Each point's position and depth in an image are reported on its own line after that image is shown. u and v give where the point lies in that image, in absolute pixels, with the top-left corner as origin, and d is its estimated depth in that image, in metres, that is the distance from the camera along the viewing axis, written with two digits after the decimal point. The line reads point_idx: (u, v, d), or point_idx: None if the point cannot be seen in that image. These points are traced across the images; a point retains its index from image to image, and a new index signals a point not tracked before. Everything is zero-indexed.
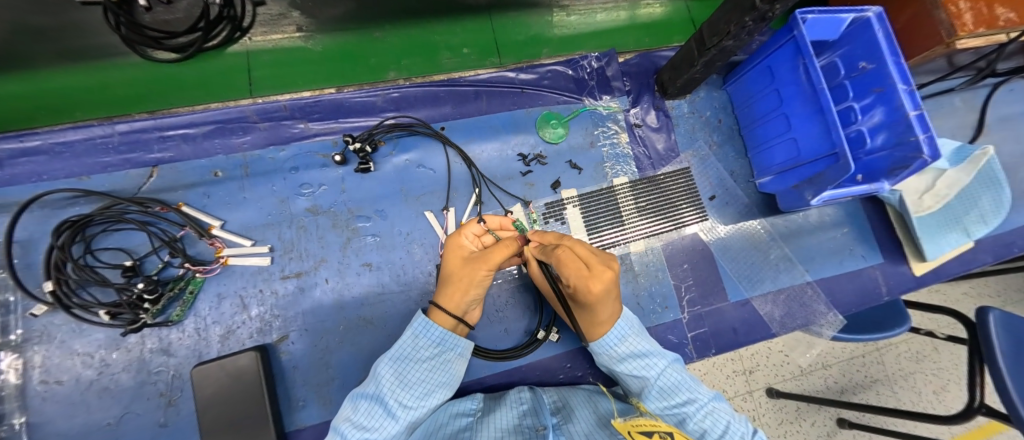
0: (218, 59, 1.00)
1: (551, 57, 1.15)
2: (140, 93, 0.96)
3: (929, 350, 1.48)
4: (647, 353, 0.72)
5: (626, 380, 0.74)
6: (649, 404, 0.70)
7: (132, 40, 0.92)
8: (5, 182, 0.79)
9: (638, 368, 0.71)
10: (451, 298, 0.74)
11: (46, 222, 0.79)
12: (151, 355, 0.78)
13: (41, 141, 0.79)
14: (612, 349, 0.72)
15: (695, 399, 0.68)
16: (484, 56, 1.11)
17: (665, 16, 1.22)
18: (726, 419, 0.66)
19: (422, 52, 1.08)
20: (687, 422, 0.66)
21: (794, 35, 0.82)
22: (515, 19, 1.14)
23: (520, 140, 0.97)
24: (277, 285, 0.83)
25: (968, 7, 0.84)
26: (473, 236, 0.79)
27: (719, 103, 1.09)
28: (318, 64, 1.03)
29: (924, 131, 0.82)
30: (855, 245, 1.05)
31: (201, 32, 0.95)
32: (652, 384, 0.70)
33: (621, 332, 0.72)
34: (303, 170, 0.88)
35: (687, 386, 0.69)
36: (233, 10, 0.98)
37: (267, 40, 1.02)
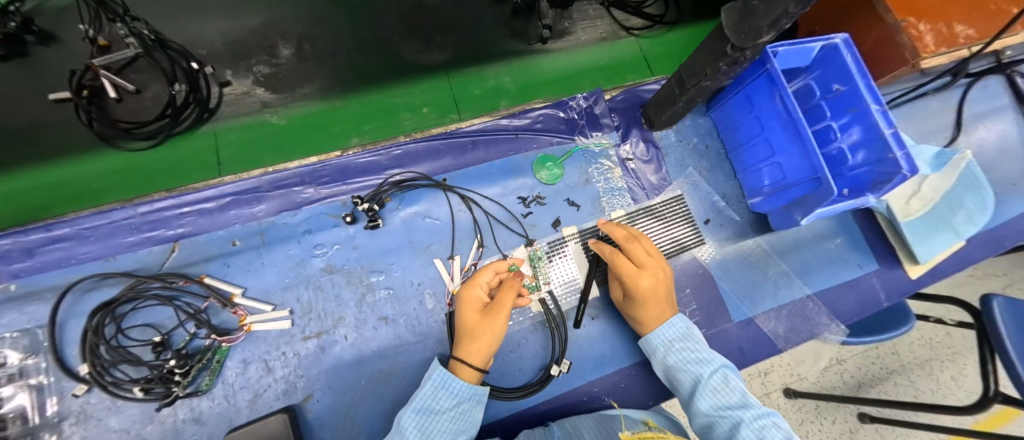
0: (187, 142, 1.03)
1: (510, 108, 1.17)
2: (107, 183, 0.97)
3: (942, 336, 1.50)
4: (705, 352, 0.75)
5: (680, 378, 0.77)
6: (699, 401, 0.70)
7: (104, 133, 0.98)
8: (39, 269, 0.84)
9: (689, 363, 0.75)
10: (474, 352, 0.77)
11: (78, 303, 0.83)
12: (183, 426, 0.81)
13: (69, 228, 0.84)
14: (665, 341, 0.79)
15: (752, 408, 0.64)
16: (444, 114, 1.13)
17: (620, 56, 1.27)
18: (785, 435, 0.60)
19: (383, 117, 1.11)
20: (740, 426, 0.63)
21: (768, 68, 0.87)
22: (473, 74, 1.19)
23: (519, 184, 1.02)
24: (299, 346, 0.87)
25: (928, 29, 0.88)
26: (486, 285, 0.85)
27: (705, 129, 1.14)
28: (281, 138, 1.05)
29: (900, 148, 0.86)
30: (849, 254, 1.09)
31: (170, 118, 1.02)
32: (704, 379, 0.71)
33: (676, 329, 0.79)
34: (315, 232, 0.92)
35: (742, 392, 0.68)
36: (199, 94, 1.04)
37: (229, 121, 1.06)
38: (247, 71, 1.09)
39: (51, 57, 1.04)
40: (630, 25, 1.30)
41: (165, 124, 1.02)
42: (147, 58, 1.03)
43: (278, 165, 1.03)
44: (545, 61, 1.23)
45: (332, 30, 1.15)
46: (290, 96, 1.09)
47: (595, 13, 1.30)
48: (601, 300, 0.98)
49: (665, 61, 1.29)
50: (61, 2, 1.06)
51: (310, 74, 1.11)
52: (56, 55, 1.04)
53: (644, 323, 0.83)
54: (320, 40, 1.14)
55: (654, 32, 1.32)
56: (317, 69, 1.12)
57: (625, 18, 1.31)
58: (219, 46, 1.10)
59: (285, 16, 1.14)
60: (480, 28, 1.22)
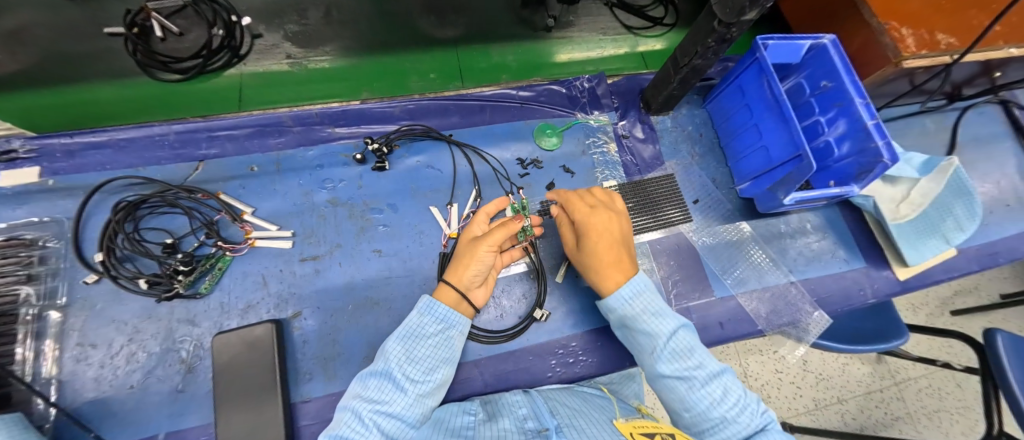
0: (214, 80, 1.16)
1: (509, 82, 1.30)
2: (142, 107, 1.10)
3: (951, 386, 1.45)
4: (661, 313, 0.73)
5: (639, 340, 0.75)
6: (661, 365, 0.70)
7: (146, 64, 1.12)
8: (78, 170, 0.93)
9: (652, 326, 0.72)
10: (458, 274, 0.81)
11: (104, 204, 0.91)
12: (177, 325, 0.85)
13: (110, 137, 0.94)
14: (629, 304, 0.74)
15: (707, 367, 0.69)
16: (448, 80, 1.26)
17: (616, 52, 1.40)
18: (736, 393, 0.67)
19: (392, 78, 1.23)
20: (696, 388, 0.67)
21: (757, 57, 0.94)
22: (479, 50, 1.31)
23: (519, 147, 1.09)
24: (295, 266, 0.92)
25: (909, 34, 0.96)
26: (484, 222, 0.87)
27: (700, 119, 1.20)
28: (301, 85, 1.19)
29: (882, 138, 0.91)
30: (836, 249, 1.11)
31: (203, 58, 1.14)
32: (665, 345, 0.71)
33: (638, 287, 0.75)
34: (326, 168, 1.00)
35: (698, 352, 0.71)
36: (233, 40, 1.17)
37: (257, 66, 1.19)
38: (278, 27, 1.23)
39: (112, 0, 1.18)
40: (631, 24, 1.43)
41: (198, 63, 1.14)
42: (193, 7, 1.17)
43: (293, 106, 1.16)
44: (548, 46, 1.35)
45: (359, 1, 1.29)
46: (312, 51, 1.22)
47: (598, 11, 1.43)
48: None
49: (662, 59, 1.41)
50: None
51: (332, 35, 1.25)
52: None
53: (608, 282, 0.78)
54: (346, 7, 1.28)
55: (652, 33, 1.44)
56: (339, 32, 1.25)
57: (626, 18, 1.44)
58: (257, 4, 1.24)
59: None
60: (492, 12, 1.35)
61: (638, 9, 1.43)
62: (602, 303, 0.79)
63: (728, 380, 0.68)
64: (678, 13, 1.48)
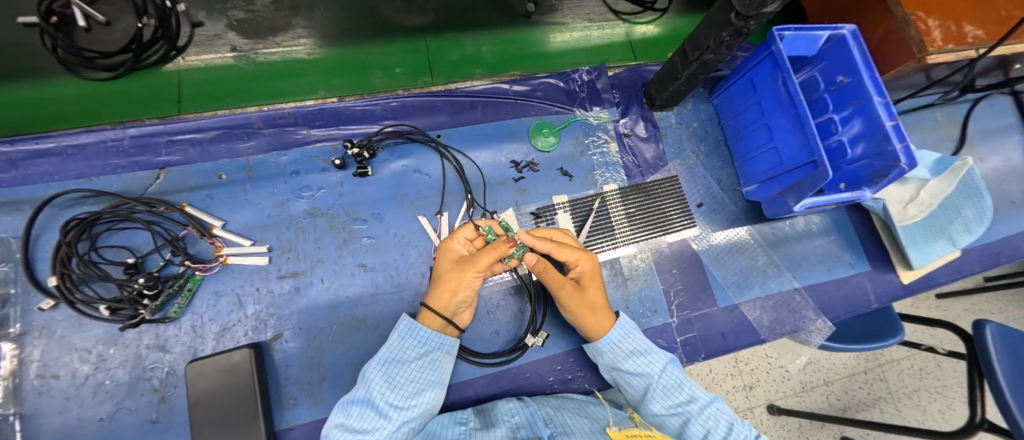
0: (151, 77, 1.05)
1: (484, 77, 1.19)
2: (71, 110, 1.00)
3: (931, 366, 1.47)
4: (648, 350, 0.74)
5: (629, 381, 0.75)
6: (653, 404, 0.71)
7: (68, 60, 0.98)
8: (20, 181, 0.83)
9: (643, 366, 0.73)
10: (440, 298, 0.75)
11: (55, 219, 0.82)
12: (147, 351, 0.79)
13: (55, 143, 0.83)
14: (616, 347, 0.75)
15: (697, 398, 0.70)
16: (415, 75, 1.16)
17: (601, 41, 1.29)
18: (727, 420, 0.68)
19: (353, 73, 1.13)
20: (690, 422, 0.67)
21: (772, 50, 0.86)
22: (451, 40, 1.20)
23: (513, 149, 1.01)
24: (273, 284, 0.85)
25: (936, 25, 0.88)
26: (465, 240, 0.81)
27: (706, 115, 1.13)
28: (248, 82, 1.08)
29: (900, 141, 0.85)
30: (842, 253, 1.08)
31: (134, 53, 0.99)
32: (656, 383, 0.71)
33: (624, 329, 0.76)
34: (303, 174, 0.92)
35: (688, 386, 0.71)
36: (169, 31, 1.03)
37: (199, 60, 1.08)
38: (221, 14, 1.10)
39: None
40: (619, 9, 1.32)
41: (128, 58, 1.00)
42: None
43: (242, 108, 1.06)
44: (528, 34, 1.24)
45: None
46: (262, 43, 1.10)
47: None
48: None
49: (654, 47, 1.32)
50: None
51: (286, 23, 1.12)
52: None
53: (596, 324, 0.76)
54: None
55: (641, 19, 1.33)
56: (293, 19, 1.13)
57: (614, 2, 1.31)
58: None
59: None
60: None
61: None
62: (588, 347, 0.80)
63: (720, 411, 0.69)
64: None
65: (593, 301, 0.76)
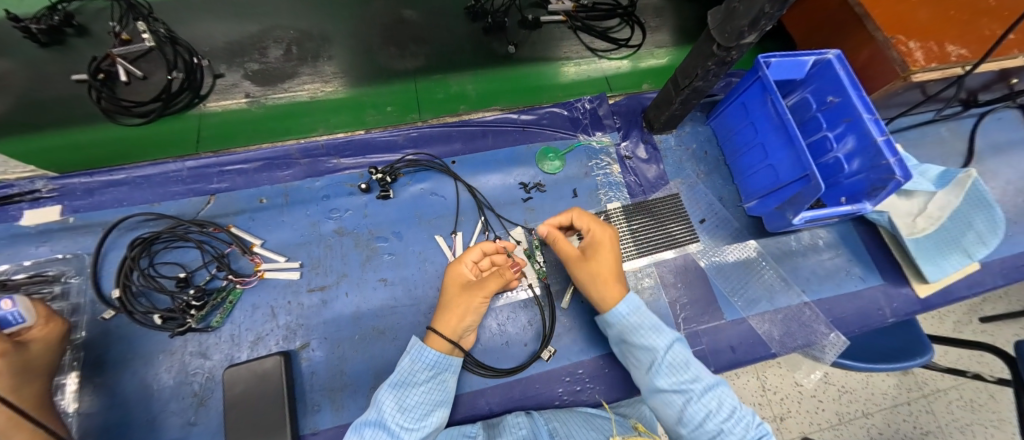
0: (177, 121, 1.17)
1: (468, 112, 1.27)
2: (111, 152, 1.10)
3: (984, 397, 1.36)
4: (656, 327, 0.76)
5: (637, 355, 0.77)
6: (658, 379, 0.72)
7: (109, 110, 1.13)
8: (96, 207, 0.97)
9: (650, 341, 0.75)
10: (447, 323, 0.80)
11: (120, 240, 0.94)
12: (190, 358, 0.87)
13: (126, 175, 0.98)
14: (626, 318, 0.77)
15: (701, 378, 0.71)
16: (405, 113, 1.24)
17: (575, 79, 1.36)
18: (732, 405, 0.68)
19: (349, 112, 1.22)
20: (692, 400, 0.68)
21: (760, 76, 0.93)
22: (437, 81, 1.29)
23: (521, 172, 1.09)
24: (303, 297, 0.93)
25: (918, 47, 0.93)
26: (472, 263, 0.87)
27: (704, 136, 1.19)
28: (258, 123, 1.18)
29: (893, 155, 0.88)
30: (851, 266, 1.08)
31: (163, 102, 1.14)
32: (661, 359, 0.73)
33: (633, 304, 0.78)
34: (333, 198, 1.03)
35: (696, 367, 0.72)
36: (193, 82, 1.17)
37: (215, 107, 1.19)
38: (239, 66, 1.23)
39: (85, 46, 1.20)
40: (595, 47, 1.40)
41: (157, 107, 1.14)
42: (157, 51, 1.19)
43: (247, 147, 1.15)
44: (508, 71, 1.34)
45: (321, 39, 1.29)
46: (272, 89, 1.22)
47: (561, 35, 1.40)
48: None
49: (650, 78, 1.39)
50: (101, 4, 1.24)
51: (293, 71, 1.25)
52: (87, 45, 1.20)
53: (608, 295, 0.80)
54: (308, 44, 1.27)
55: (617, 56, 1.41)
56: (299, 68, 1.25)
57: (590, 41, 1.41)
58: (219, 45, 1.24)
59: (282, 23, 1.29)
60: (449, 42, 1.34)
61: (602, 31, 1.40)
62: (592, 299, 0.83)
63: (725, 393, 0.70)
64: (646, 31, 1.44)
65: (600, 272, 0.81)
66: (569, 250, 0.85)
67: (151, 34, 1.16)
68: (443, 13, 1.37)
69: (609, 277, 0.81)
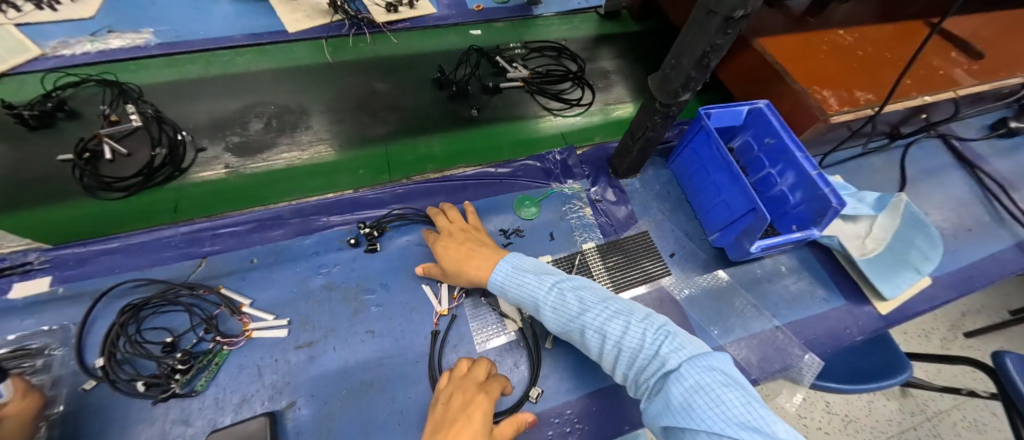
0: (155, 194, 1.16)
1: (436, 171, 1.30)
2: (83, 227, 1.07)
3: (984, 415, 1.38)
4: (568, 280, 0.82)
5: (567, 311, 0.78)
6: (591, 321, 0.73)
7: (90, 186, 1.14)
8: (87, 276, 0.99)
9: (568, 290, 0.79)
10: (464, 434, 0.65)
11: (109, 307, 0.96)
12: (171, 426, 0.85)
13: (119, 243, 1.03)
14: (539, 279, 0.82)
15: (625, 307, 0.74)
16: (376, 174, 1.27)
17: (537, 135, 1.44)
18: (658, 319, 0.71)
19: (322, 177, 1.25)
20: (626, 325, 0.70)
21: (704, 124, 1.07)
22: (409, 145, 1.35)
23: (501, 219, 1.17)
24: (290, 354, 0.94)
25: (830, 95, 1.10)
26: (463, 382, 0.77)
27: (665, 178, 1.31)
28: (233, 193, 1.19)
29: (827, 185, 1.00)
30: (815, 289, 1.15)
31: (144, 176, 1.17)
32: (585, 301, 0.76)
33: (534, 265, 0.87)
34: (322, 254, 1.07)
35: (615, 313, 0.73)
36: (176, 157, 1.21)
37: (195, 178, 1.21)
38: (221, 139, 1.28)
39: (72, 128, 1.23)
40: (551, 107, 1.53)
41: (139, 181, 1.17)
42: (144, 130, 1.24)
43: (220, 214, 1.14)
44: (476, 131, 1.42)
45: (299, 111, 1.36)
46: (251, 159, 1.25)
47: (520, 98, 1.53)
48: None
49: (607, 127, 1.50)
50: (94, 90, 1.30)
51: (272, 142, 1.30)
52: (76, 127, 1.24)
53: (487, 269, 0.88)
54: (287, 116, 1.34)
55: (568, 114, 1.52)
56: (279, 139, 1.31)
57: (547, 102, 1.54)
58: (204, 121, 1.30)
59: (265, 99, 1.37)
60: (418, 109, 1.43)
61: (556, 93, 1.52)
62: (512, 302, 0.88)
63: (652, 327, 0.69)
64: (595, 92, 1.57)
65: (472, 258, 0.90)
66: (444, 262, 0.94)
67: (139, 115, 1.23)
68: (414, 84, 1.48)
69: (478, 254, 0.90)
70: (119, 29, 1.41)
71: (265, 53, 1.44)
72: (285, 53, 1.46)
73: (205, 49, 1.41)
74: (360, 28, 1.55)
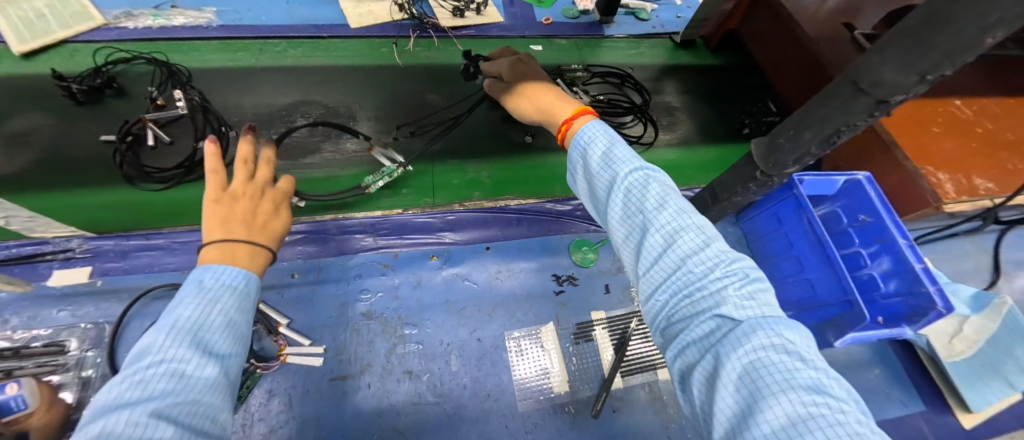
0: (193, 189, 1.10)
1: (481, 200, 1.18)
2: (119, 218, 1.02)
3: None
4: (614, 146, 0.55)
5: (594, 186, 0.58)
6: (612, 210, 0.54)
7: (130, 174, 1.08)
8: (126, 271, 0.96)
9: (598, 164, 0.56)
10: None
11: (145, 307, 0.92)
12: None
13: (164, 239, 0.99)
14: (580, 142, 0.58)
15: (670, 212, 0.48)
16: (419, 196, 1.16)
17: None
18: (711, 247, 0.46)
19: (364, 192, 1.15)
20: (647, 232, 0.49)
21: (795, 193, 0.97)
22: (455, 166, 1.23)
23: (555, 263, 1.09)
24: (323, 386, 0.89)
25: (947, 179, 0.98)
26: None
27: (734, 237, 1.21)
28: None
29: (933, 283, 0.88)
30: (891, 388, 1.05)
31: (184, 169, 1.09)
32: (619, 183, 0.53)
33: (591, 125, 0.60)
34: (365, 277, 1.02)
35: (697, 228, 0.47)
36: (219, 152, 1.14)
37: None
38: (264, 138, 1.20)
39: (121, 107, 1.19)
40: None
41: (178, 173, 1.09)
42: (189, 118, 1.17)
43: None
44: (533, 160, 1.28)
45: (346, 116, 1.28)
46: (294, 164, 1.16)
47: None
48: (627, 394, 0.95)
49: (671, 173, 1.36)
50: (144, 69, 1.25)
51: (316, 147, 1.21)
52: (123, 106, 1.19)
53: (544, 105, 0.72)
54: (332, 119, 1.25)
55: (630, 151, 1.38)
56: (323, 144, 1.21)
57: None
58: (248, 116, 1.23)
59: (313, 98, 1.29)
60: (469, 126, 1.30)
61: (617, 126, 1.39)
62: (567, 166, 0.63)
63: (737, 267, 0.44)
64: (659, 130, 1.43)
65: (536, 90, 0.75)
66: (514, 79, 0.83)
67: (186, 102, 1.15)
68: (468, 97, 1.38)
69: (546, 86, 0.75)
70: (182, 6, 1.37)
71: (321, 47, 1.38)
72: (338, 50, 1.38)
73: (262, 36, 1.35)
74: (423, 30, 1.47)
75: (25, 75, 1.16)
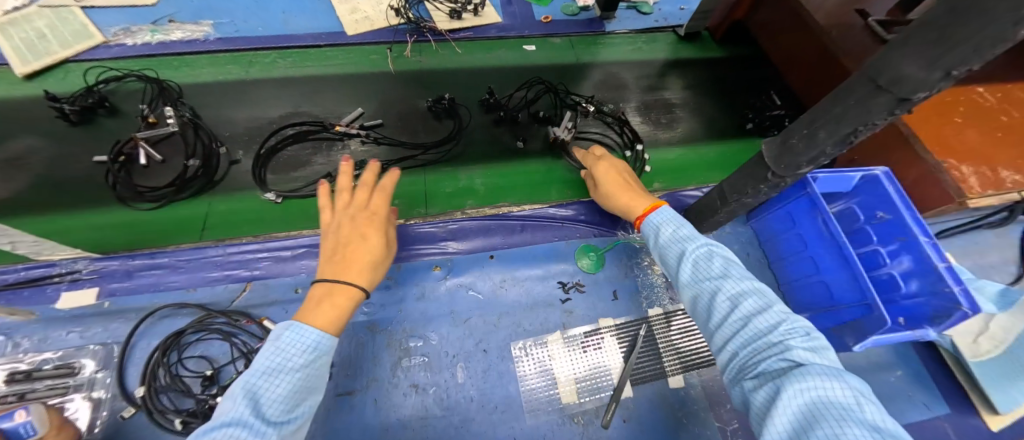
0: (187, 207, 1.11)
1: (474, 208, 1.17)
2: (112, 237, 1.04)
3: None
4: (684, 232, 0.69)
5: (666, 260, 0.71)
6: (683, 273, 0.66)
7: (123, 195, 1.10)
8: (132, 291, 0.96)
9: (674, 243, 0.69)
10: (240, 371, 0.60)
11: (153, 326, 0.93)
12: None
13: (168, 258, 0.99)
14: (658, 225, 0.74)
15: (736, 279, 0.60)
16: (410, 206, 1.15)
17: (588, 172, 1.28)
18: (777, 311, 0.55)
19: None
20: (719, 293, 0.60)
21: (808, 191, 0.93)
22: (447, 174, 1.23)
23: (560, 269, 1.07)
24: (329, 402, 0.88)
25: (971, 172, 0.93)
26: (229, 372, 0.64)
27: (746, 238, 1.18)
28: (269, 220, 1.11)
29: (957, 282, 0.83)
30: (913, 390, 1.01)
31: (175, 187, 1.12)
32: (688, 252, 0.66)
33: (667, 213, 0.74)
34: (368, 290, 1.01)
35: (758, 294, 0.57)
36: (209, 168, 1.15)
37: (229, 193, 1.15)
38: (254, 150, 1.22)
39: (114, 126, 1.20)
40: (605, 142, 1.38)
41: (170, 191, 1.12)
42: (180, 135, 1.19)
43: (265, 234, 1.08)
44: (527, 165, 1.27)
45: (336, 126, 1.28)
46: (284, 178, 1.18)
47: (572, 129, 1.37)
48: (637, 403, 0.93)
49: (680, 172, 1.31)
50: (136, 86, 1.26)
51: (307, 159, 1.22)
52: (116, 125, 1.20)
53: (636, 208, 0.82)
54: (320, 130, 1.25)
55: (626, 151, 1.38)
56: (314, 157, 1.23)
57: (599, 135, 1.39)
58: (240, 130, 1.24)
59: (309, 109, 1.29)
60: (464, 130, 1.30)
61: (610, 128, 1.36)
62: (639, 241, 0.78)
63: (794, 324, 0.53)
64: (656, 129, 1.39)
65: (621, 188, 0.88)
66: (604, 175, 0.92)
67: (176, 118, 1.16)
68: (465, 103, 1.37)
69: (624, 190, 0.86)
70: (178, 20, 1.37)
71: (316, 56, 1.37)
72: (330, 59, 1.37)
73: (256, 48, 1.35)
74: (420, 34, 1.45)
75: (29, 98, 1.18)
